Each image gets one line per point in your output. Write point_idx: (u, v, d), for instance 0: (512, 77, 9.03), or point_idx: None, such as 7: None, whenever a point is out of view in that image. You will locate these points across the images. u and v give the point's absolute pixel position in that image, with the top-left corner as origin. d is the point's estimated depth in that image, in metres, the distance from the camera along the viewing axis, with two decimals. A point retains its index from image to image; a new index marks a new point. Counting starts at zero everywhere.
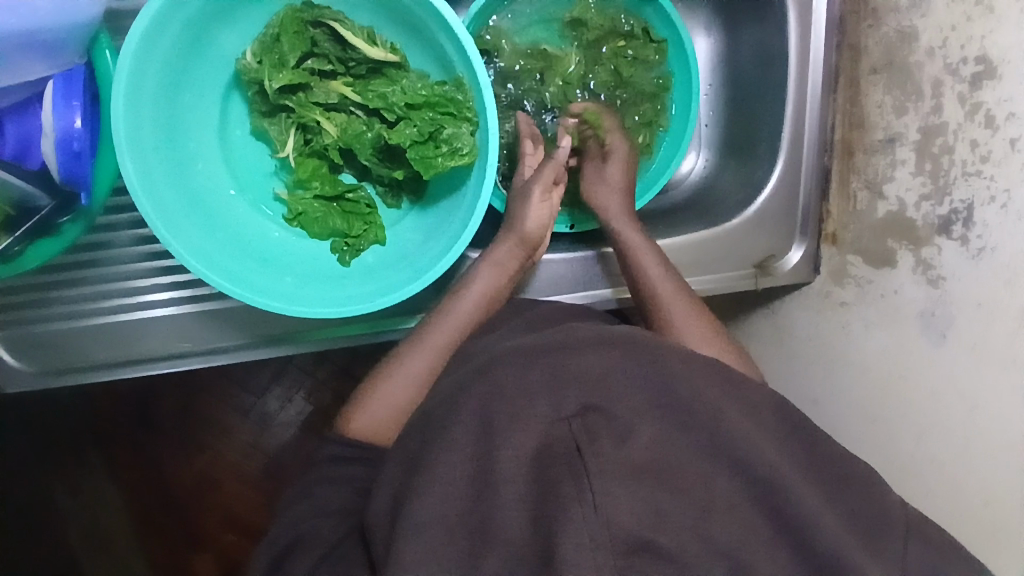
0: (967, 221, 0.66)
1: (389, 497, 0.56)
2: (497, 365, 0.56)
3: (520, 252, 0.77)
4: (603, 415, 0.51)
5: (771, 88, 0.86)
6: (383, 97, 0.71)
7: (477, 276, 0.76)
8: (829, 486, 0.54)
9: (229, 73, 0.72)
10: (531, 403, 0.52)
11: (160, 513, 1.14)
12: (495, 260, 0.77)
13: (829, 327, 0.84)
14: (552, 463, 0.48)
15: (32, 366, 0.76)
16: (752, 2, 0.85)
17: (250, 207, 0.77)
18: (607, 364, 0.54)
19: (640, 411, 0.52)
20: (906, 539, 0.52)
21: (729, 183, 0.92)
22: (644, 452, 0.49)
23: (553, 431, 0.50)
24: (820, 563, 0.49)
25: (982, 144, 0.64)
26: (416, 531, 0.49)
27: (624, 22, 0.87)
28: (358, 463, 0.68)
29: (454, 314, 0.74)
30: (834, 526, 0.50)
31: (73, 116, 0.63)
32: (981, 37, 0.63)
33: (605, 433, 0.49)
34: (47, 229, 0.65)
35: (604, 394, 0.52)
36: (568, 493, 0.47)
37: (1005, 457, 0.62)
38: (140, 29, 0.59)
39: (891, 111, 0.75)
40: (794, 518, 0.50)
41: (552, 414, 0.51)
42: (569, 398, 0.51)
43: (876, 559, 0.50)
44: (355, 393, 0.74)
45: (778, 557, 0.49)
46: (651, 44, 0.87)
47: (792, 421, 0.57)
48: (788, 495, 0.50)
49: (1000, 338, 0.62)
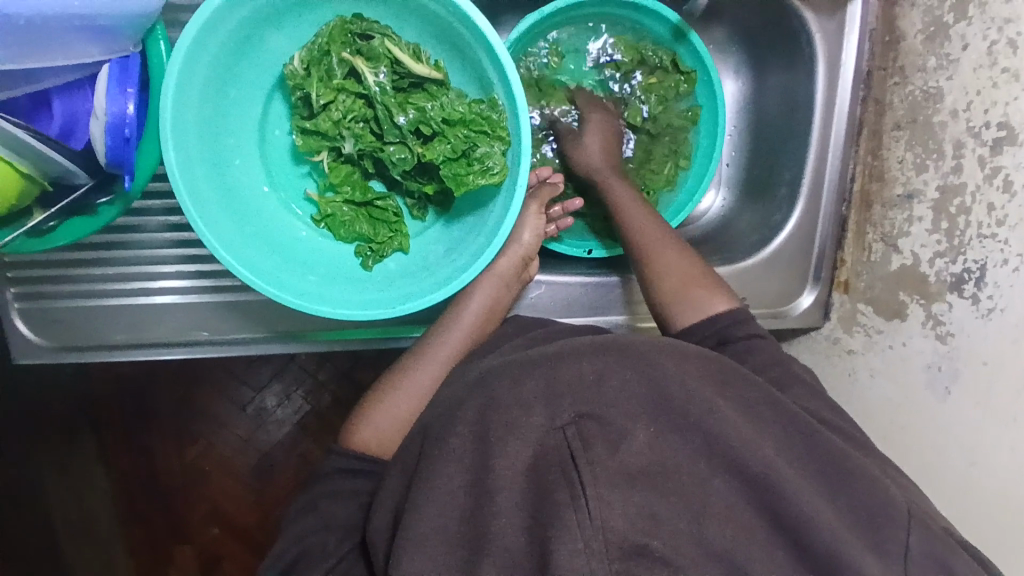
0: (979, 281, 0.67)
1: (393, 509, 0.58)
2: (492, 378, 0.57)
3: (518, 262, 0.79)
4: (598, 422, 0.52)
5: (794, 137, 0.88)
6: (422, 111, 0.72)
7: (479, 294, 0.77)
8: (826, 476, 0.55)
9: (276, 74, 0.74)
10: (528, 413, 0.53)
11: (150, 501, 1.15)
12: (497, 276, 0.78)
13: (835, 373, 0.85)
14: (547, 469, 0.50)
15: (48, 342, 0.78)
16: (784, 51, 0.88)
17: (281, 206, 0.78)
18: (600, 370, 0.55)
19: (635, 415, 0.52)
20: (910, 530, 0.53)
21: (746, 223, 0.94)
22: (637, 457, 0.50)
23: (547, 442, 0.51)
24: (818, 563, 0.51)
25: (999, 208, 0.66)
26: (420, 545, 0.50)
27: (653, 53, 0.90)
28: (362, 473, 0.70)
29: (458, 326, 0.76)
30: (830, 520, 0.51)
31: (126, 101, 0.65)
32: (1005, 104, 0.65)
33: (599, 442, 0.51)
34: (83, 208, 0.68)
35: (597, 401, 0.53)
36: (563, 499, 0.48)
37: (999, 516, 0.64)
38: (196, 25, 0.62)
39: (911, 167, 0.77)
40: (790, 518, 0.51)
41: (545, 422, 0.52)
42: (564, 407, 0.52)
43: (878, 557, 0.51)
44: (360, 405, 0.75)
45: (776, 556, 0.51)
46: (678, 75, 0.89)
47: (788, 419, 0.57)
48: (783, 492, 0.51)
49: (1002, 402, 0.64)
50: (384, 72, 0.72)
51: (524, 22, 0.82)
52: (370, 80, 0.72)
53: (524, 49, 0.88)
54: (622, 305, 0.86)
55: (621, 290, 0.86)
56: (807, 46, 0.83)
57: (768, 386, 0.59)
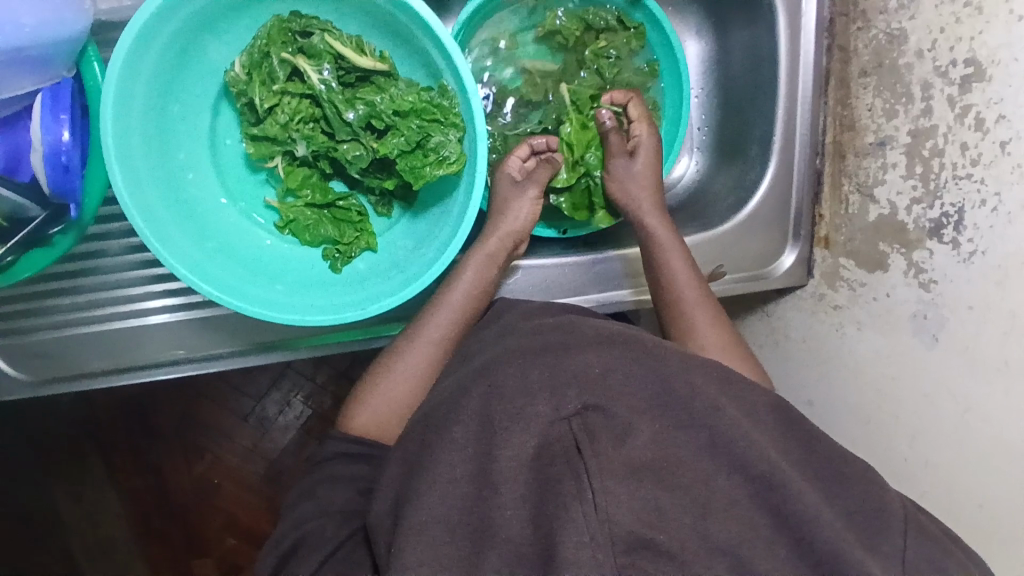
0: (958, 225, 0.65)
1: (393, 496, 0.56)
2: (495, 368, 0.57)
3: (510, 245, 0.76)
4: (603, 414, 0.51)
5: (762, 91, 0.85)
6: (372, 105, 0.70)
7: (471, 271, 0.75)
8: (826, 482, 0.54)
9: (219, 82, 0.72)
10: (532, 403, 0.52)
11: (162, 518, 1.15)
12: (487, 253, 0.75)
13: (823, 329, 0.83)
14: (551, 461, 0.48)
15: (29, 376, 0.77)
16: (742, 6, 0.85)
17: (242, 216, 0.77)
18: (605, 364, 0.54)
19: (640, 410, 0.52)
20: (905, 534, 0.52)
21: (722, 186, 0.92)
22: (643, 452, 0.49)
23: (553, 432, 0.50)
24: (819, 560, 0.49)
25: (973, 147, 0.64)
26: (417, 533, 0.49)
27: (598, 15, 0.85)
28: (361, 457, 0.69)
29: (452, 312, 0.73)
30: (833, 522, 0.50)
31: (60, 129, 0.63)
32: (970, 39, 0.63)
33: (604, 433, 0.50)
34: (39, 240, 0.66)
35: (604, 395, 0.52)
36: (569, 491, 0.46)
37: (1002, 467, 0.62)
38: (128, 41, 0.60)
39: (882, 114, 0.75)
40: (793, 517, 0.50)
41: (550, 413, 0.51)
42: (569, 397, 0.51)
43: (875, 557, 0.50)
44: (357, 386, 0.74)
45: (777, 553, 0.49)
46: (626, 31, 0.85)
47: (788, 421, 0.57)
48: (786, 492, 0.50)
49: (994, 343, 0.62)
50: (328, 69, 0.70)
51: (463, 14, 0.80)
52: (314, 78, 0.70)
53: (468, 42, 0.86)
54: (606, 282, 0.84)
55: (601, 267, 0.84)
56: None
57: (774, 394, 0.58)
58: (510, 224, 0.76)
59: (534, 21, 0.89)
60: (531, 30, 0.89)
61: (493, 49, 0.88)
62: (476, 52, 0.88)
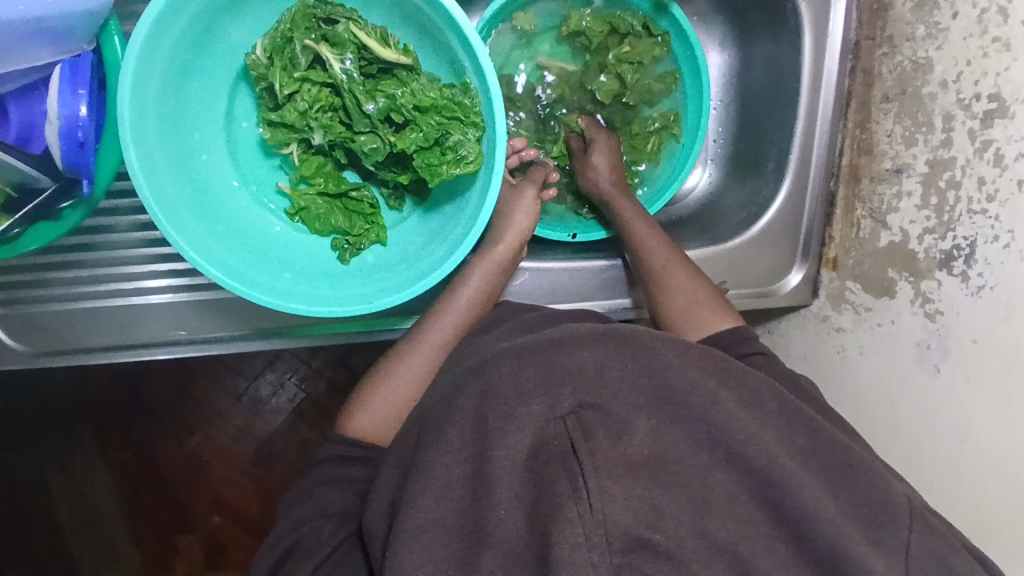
0: (969, 259, 0.66)
1: (390, 497, 0.56)
2: (491, 364, 0.54)
3: (516, 247, 0.77)
4: (600, 412, 0.50)
5: (782, 110, 0.85)
6: (392, 98, 0.70)
7: (478, 274, 0.75)
8: (831, 473, 0.53)
9: (239, 64, 0.72)
10: (527, 403, 0.50)
11: (150, 494, 1.15)
12: (494, 258, 0.75)
13: (824, 351, 0.84)
14: (547, 459, 0.48)
15: (26, 348, 0.76)
16: (767, 20, 0.85)
17: (253, 201, 0.77)
18: (601, 360, 0.52)
19: (637, 406, 0.51)
20: (910, 529, 0.52)
21: (735, 200, 0.92)
22: (640, 449, 0.49)
23: (548, 430, 0.49)
24: (818, 556, 0.50)
25: (990, 182, 0.64)
26: (417, 535, 0.49)
27: (625, 20, 0.84)
28: (357, 459, 0.68)
29: (452, 310, 0.74)
30: (834, 516, 0.51)
31: (78, 104, 0.63)
32: (996, 74, 0.63)
33: (600, 430, 0.49)
34: (46, 214, 0.66)
35: (600, 392, 0.51)
36: (564, 491, 0.46)
37: (998, 490, 0.63)
38: (149, 19, 0.59)
39: (901, 141, 0.75)
40: (793, 511, 0.50)
41: (545, 412, 0.50)
42: (564, 395, 0.50)
43: (877, 550, 0.51)
44: (356, 390, 0.74)
45: (777, 549, 0.50)
46: (651, 38, 0.85)
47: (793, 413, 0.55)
48: (785, 486, 0.50)
49: (995, 374, 0.63)
50: (350, 59, 0.69)
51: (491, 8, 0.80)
52: (336, 67, 0.69)
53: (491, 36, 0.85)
54: (614, 289, 0.85)
55: (611, 274, 0.84)
56: (791, 17, 0.80)
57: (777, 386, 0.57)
58: (512, 228, 0.77)
59: (559, 18, 0.87)
60: (554, 29, 0.88)
61: (513, 45, 0.88)
62: (499, 45, 0.87)
